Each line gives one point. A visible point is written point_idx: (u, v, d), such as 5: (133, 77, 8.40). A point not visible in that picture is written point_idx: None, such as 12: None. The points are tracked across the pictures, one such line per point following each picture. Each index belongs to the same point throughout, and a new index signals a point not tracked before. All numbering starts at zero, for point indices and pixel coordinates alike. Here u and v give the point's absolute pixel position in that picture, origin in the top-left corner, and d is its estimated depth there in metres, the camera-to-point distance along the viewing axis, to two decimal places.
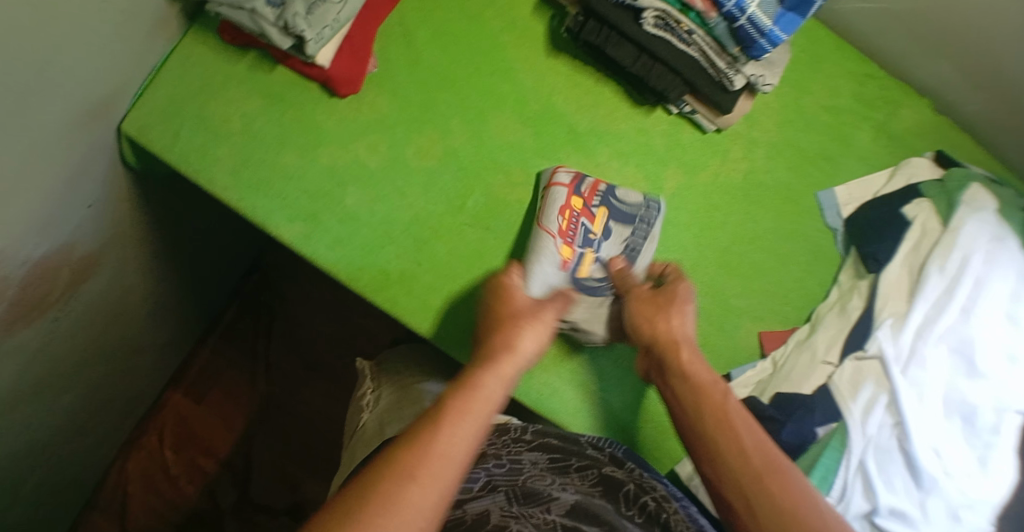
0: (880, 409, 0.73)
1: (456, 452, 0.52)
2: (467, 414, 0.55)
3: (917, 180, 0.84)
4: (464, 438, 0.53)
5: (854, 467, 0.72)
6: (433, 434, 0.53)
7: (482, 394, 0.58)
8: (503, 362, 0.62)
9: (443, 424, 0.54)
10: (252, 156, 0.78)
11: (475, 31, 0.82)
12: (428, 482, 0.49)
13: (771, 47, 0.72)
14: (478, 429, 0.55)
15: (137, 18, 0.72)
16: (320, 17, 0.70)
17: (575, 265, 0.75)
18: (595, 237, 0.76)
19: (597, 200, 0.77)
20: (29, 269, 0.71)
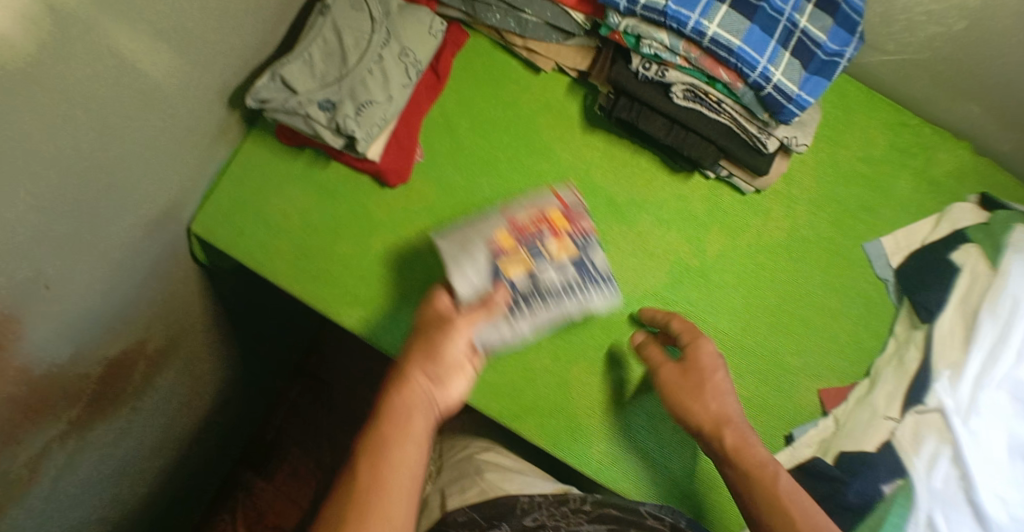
0: (944, 462, 0.72)
1: (395, 482, 0.60)
2: (393, 447, 0.61)
3: (963, 225, 0.84)
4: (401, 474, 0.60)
5: (923, 523, 0.71)
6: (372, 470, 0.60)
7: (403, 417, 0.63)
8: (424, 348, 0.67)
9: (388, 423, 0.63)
10: (310, 248, 0.83)
11: (512, 115, 0.86)
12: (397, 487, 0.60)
13: (800, 110, 0.74)
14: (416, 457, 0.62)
15: (201, 129, 0.78)
16: (369, 116, 0.75)
17: (500, 255, 0.78)
18: (546, 258, 0.79)
19: (562, 233, 0.80)
20: (106, 365, 0.77)
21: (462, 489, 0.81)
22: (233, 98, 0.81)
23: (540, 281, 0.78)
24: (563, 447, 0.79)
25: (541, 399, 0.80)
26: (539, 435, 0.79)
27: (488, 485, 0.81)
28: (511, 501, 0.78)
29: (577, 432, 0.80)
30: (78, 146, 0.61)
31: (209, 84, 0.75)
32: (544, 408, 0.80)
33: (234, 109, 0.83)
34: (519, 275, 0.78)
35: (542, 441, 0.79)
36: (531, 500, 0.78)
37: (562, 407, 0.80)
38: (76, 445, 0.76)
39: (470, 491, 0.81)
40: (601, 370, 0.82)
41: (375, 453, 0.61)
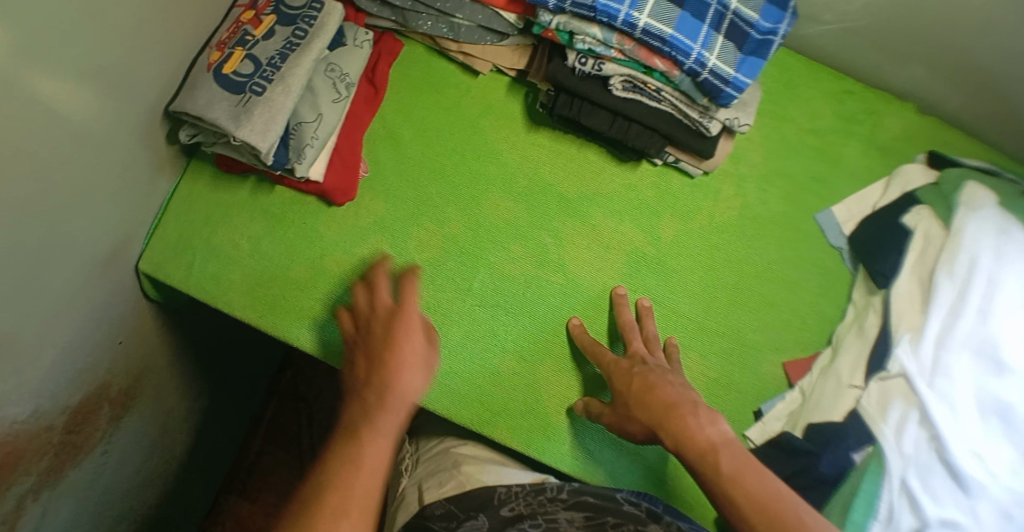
0: (913, 425, 0.73)
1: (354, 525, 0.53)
2: (349, 499, 0.55)
3: (913, 186, 0.85)
4: (359, 505, 0.55)
5: (896, 487, 0.71)
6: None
7: (372, 443, 0.59)
8: (402, 382, 0.65)
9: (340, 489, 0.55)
10: (263, 276, 0.81)
11: (455, 120, 0.85)
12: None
13: (739, 93, 0.73)
14: (374, 486, 0.57)
15: (139, 167, 0.77)
16: (299, 139, 0.75)
17: (219, 62, 0.74)
18: (253, 37, 0.76)
19: (268, 10, 0.77)
20: (70, 413, 0.77)
21: (439, 484, 0.80)
22: (170, 134, 0.80)
23: (253, 96, 0.73)
24: (537, 447, 0.79)
25: (514, 403, 0.80)
26: (512, 437, 0.79)
27: (465, 477, 0.80)
28: (488, 492, 0.76)
29: (554, 432, 0.80)
30: (11, 200, 0.60)
31: (141, 121, 0.74)
32: (519, 411, 0.80)
33: (172, 143, 0.81)
34: (250, 69, 0.74)
35: (516, 443, 0.79)
36: (508, 490, 0.76)
37: (532, 408, 0.80)
38: (51, 495, 0.77)
39: (447, 485, 0.79)
40: (570, 366, 0.81)
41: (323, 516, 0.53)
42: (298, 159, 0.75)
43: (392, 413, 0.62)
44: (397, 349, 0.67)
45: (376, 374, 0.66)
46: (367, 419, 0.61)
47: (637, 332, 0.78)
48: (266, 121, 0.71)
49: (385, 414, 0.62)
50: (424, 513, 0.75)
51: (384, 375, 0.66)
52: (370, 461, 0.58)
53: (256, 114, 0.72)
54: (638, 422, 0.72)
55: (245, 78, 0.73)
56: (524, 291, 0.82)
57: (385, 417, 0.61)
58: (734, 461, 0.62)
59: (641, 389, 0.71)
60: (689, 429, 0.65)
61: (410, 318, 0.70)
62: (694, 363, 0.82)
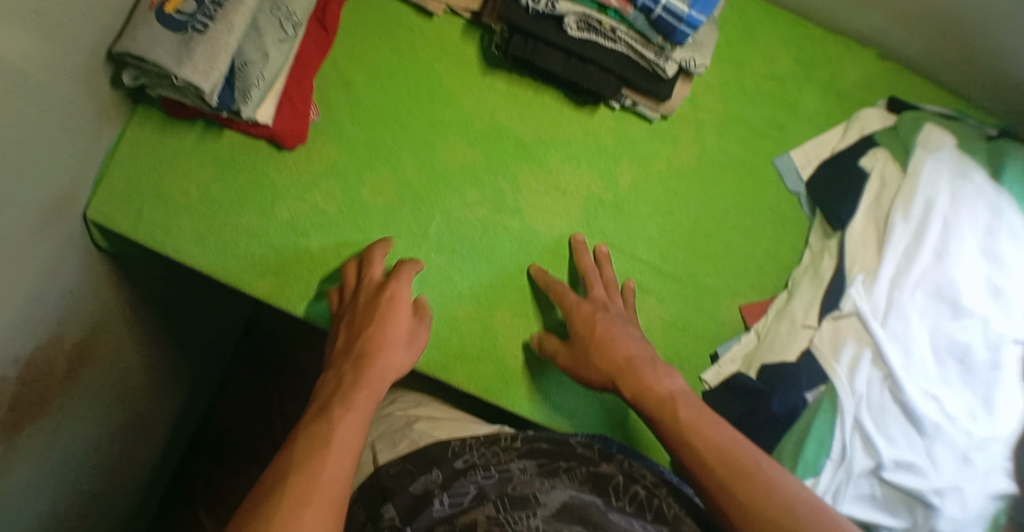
0: (866, 364, 0.73)
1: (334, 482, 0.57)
2: (327, 461, 0.58)
3: (870, 130, 0.85)
4: (328, 479, 0.57)
5: (850, 426, 0.72)
6: (296, 489, 0.55)
7: (344, 425, 0.62)
8: (384, 355, 0.70)
9: (320, 452, 0.59)
10: (214, 223, 0.80)
11: (410, 64, 0.83)
12: (330, 489, 0.56)
13: (693, 31, 0.73)
14: (343, 471, 0.58)
15: (83, 112, 0.74)
16: (244, 79, 0.72)
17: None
18: None
19: None
20: (22, 365, 0.75)
21: (393, 443, 0.77)
22: (114, 78, 0.77)
23: (195, 35, 0.70)
24: (496, 393, 0.79)
25: (470, 349, 0.79)
26: (470, 383, 0.79)
27: (418, 434, 0.77)
28: (442, 447, 0.74)
29: (511, 379, 0.80)
30: None
31: (82, 62, 0.71)
32: (475, 357, 0.79)
33: (116, 88, 0.78)
34: (192, 7, 0.71)
35: (474, 388, 0.79)
36: (462, 443, 0.75)
37: (488, 353, 0.80)
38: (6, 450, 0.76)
39: (401, 443, 0.76)
40: (526, 312, 0.81)
41: (302, 476, 0.56)
42: (244, 99, 0.72)
43: (371, 392, 0.67)
44: (377, 336, 0.71)
45: (356, 361, 0.69)
46: (344, 403, 0.65)
47: (598, 276, 0.79)
48: (207, 60, 0.69)
49: (364, 390, 0.67)
50: (378, 473, 0.72)
51: (363, 359, 0.69)
52: (348, 432, 0.62)
53: (197, 52, 0.69)
54: (597, 372, 0.72)
55: (186, 17, 0.71)
56: (480, 238, 0.81)
57: (359, 399, 0.65)
58: (692, 409, 0.66)
59: (601, 340, 0.72)
60: (648, 381, 0.69)
61: (396, 306, 0.73)
62: (651, 308, 0.82)
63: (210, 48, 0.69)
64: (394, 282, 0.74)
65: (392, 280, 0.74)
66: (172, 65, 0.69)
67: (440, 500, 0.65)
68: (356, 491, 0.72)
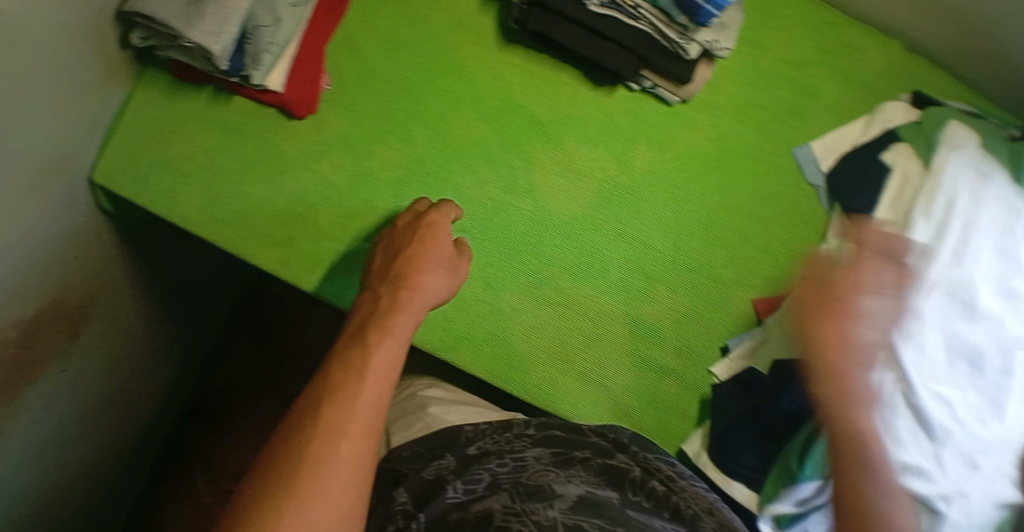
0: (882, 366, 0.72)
1: (373, 401, 0.55)
2: (365, 378, 0.56)
3: (893, 125, 0.82)
4: (367, 401, 0.55)
5: None
6: (335, 409, 0.53)
7: (381, 350, 0.58)
8: (420, 277, 0.66)
9: (357, 370, 0.57)
10: (219, 190, 0.78)
11: (423, 35, 0.81)
12: (369, 407, 0.55)
13: (718, 11, 0.70)
14: (382, 390, 0.57)
15: (89, 71, 0.73)
16: (255, 44, 0.70)
17: None
18: None
19: None
20: (25, 326, 0.74)
21: (407, 426, 0.79)
22: (122, 38, 0.75)
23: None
24: (501, 376, 0.78)
25: (477, 330, 0.78)
26: (476, 365, 0.77)
27: (432, 418, 0.78)
28: (455, 431, 0.76)
29: (515, 362, 0.78)
30: None
31: (89, 18, 0.69)
32: (480, 339, 0.78)
33: (124, 48, 0.76)
34: None
35: (480, 371, 0.77)
36: (476, 428, 0.76)
37: (494, 336, 0.78)
38: (6, 413, 0.75)
39: (415, 426, 0.78)
40: (533, 295, 0.79)
41: (338, 394, 0.55)
42: (256, 66, 0.71)
43: (410, 314, 0.63)
44: (419, 262, 0.67)
45: (395, 284, 0.65)
46: (380, 327, 0.61)
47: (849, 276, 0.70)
48: (216, 22, 0.67)
49: (401, 309, 0.63)
50: (391, 456, 0.74)
51: (401, 283, 0.65)
52: (388, 350, 0.59)
53: (206, 15, 0.67)
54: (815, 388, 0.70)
55: None
56: (490, 216, 0.79)
57: (398, 323, 0.61)
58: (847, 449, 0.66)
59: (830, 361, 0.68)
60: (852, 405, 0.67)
61: (435, 231, 0.71)
62: (661, 296, 0.81)
63: (218, 11, 0.67)
64: (434, 224, 0.72)
65: (431, 210, 0.73)
66: (181, 29, 0.67)
67: (454, 487, 0.66)
68: None
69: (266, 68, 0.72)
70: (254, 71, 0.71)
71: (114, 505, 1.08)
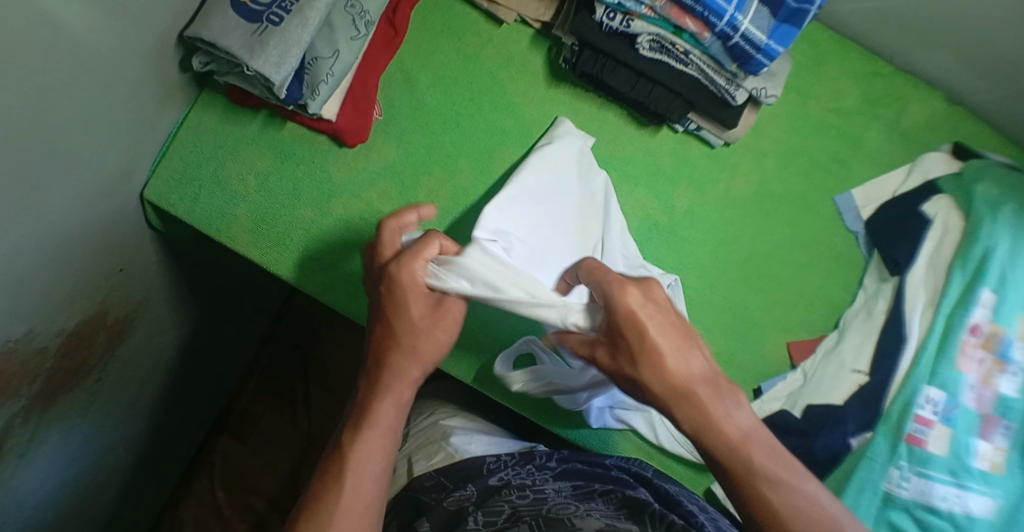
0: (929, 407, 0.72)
1: (356, 512, 0.55)
2: (347, 481, 0.56)
3: (933, 175, 0.83)
4: (346, 517, 0.54)
5: (906, 464, 0.72)
6: (314, 526, 0.54)
7: (365, 459, 0.57)
8: (404, 339, 0.61)
9: (339, 477, 0.56)
10: (268, 213, 0.80)
11: (474, 70, 0.83)
12: (352, 519, 0.55)
13: (769, 61, 0.71)
14: (363, 497, 0.56)
15: (149, 93, 0.75)
16: (314, 74, 0.72)
17: None
18: None
19: None
20: (65, 338, 0.76)
21: (429, 455, 0.79)
22: (182, 62, 0.78)
23: (268, 28, 0.70)
24: (532, 409, 0.80)
25: (514, 364, 0.80)
26: (509, 398, 0.80)
27: (453, 449, 0.79)
28: (478, 461, 0.76)
29: (549, 397, 0.80)
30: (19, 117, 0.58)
31: (151, 46, 0.71)
32: (516, 372, 0.80)
33: (184, 72, 0.79)
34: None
35: (512, 404, 0.80)
36: (498, 459, 0.76)
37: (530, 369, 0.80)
38: (40, 420, 0.77)
39: (437, 456, 0.78)
40: None
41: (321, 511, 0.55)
42: (312, 95, 0.72)
43: (393, 393, 0.60)
44: (401, 328, 0.61)
45: (379, 360, 0.62)
46: (373, 424, 0.59)
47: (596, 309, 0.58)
48: (280, 52, 0.69)
49: (385, 394, 0.60)
50: (413, 486, 0.74)
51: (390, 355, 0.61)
52: (371, 447, 0.58)
53: (270, 46, 0.69)
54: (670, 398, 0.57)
55: (262, 7, 0.70)
56: None
57: (381, 412, 0.59)
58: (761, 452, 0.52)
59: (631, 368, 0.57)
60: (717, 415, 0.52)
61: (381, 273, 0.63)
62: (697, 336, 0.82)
63: (284, 43, 0.69)
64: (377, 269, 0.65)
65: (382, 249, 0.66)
66: (245, 57, 0.69)
67: (475, 519, 0.65)
68: (393, 502, 0.74)
69: (322, 98, 0.73)
70: (309, 99, 0.72)
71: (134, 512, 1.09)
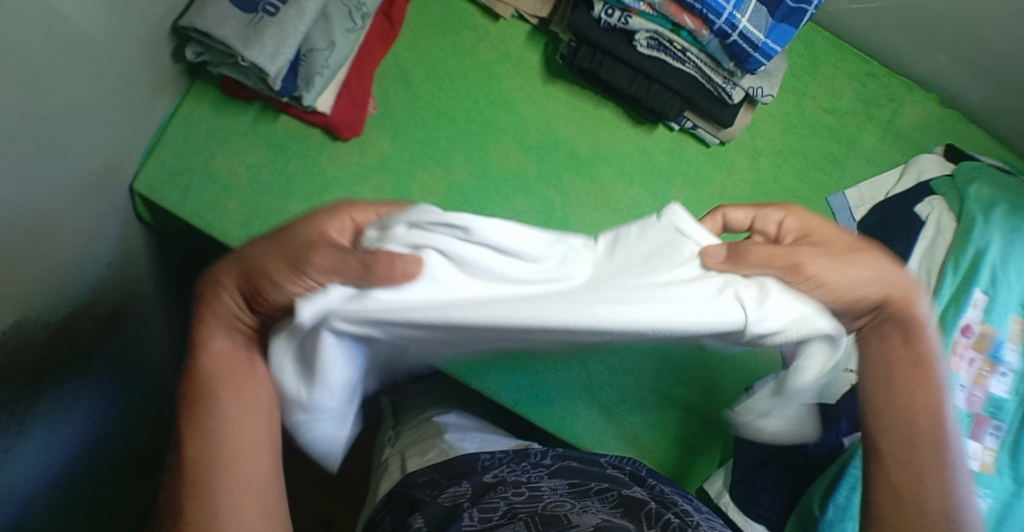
0: None
1: (245, 449, 0.50)
2: (223, 422, 0.50)
3: (927, 176, 0.83)
4: (237, 457, 0.49)
5: None
6: (208, 485, 0.48)
7: (235, 432, 0.50)
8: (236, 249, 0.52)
9: (210, 426, 0.50)
10: (260, 206, 0.79)
11: (470, 65, 0.83)
12: (246, 461, 0.50)
13: (766, 60, 0.71)
14: (255, 435, 0.50)
15: (141, 82, 0.74)
16: (309, 66, 0.71)
17: None
18: None
19: None
20: (53, 330, 0.74)
21: (423, 453, 0.77)
22: (175, 52, 0.77)
23: (264, 18, 0.69)
24: (525, 404, 0.79)
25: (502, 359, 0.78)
26: (502, 393, 0.78)
27: (447, 446, 0.77)
28: (472, 458, 0.74)
29: (543, 393, 0.79)
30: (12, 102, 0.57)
31: (146, 34, 0.70)
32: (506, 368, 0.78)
33: (177, 62, 0.78)
34: None
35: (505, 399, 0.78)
36: (492, 457, 0.75)
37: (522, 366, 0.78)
38: (28, 413, 0.75)
39: (430, 453, 0.76)
40: None
41: (209, 475, 0.49)
42: (305, 88, 0.72)
43: (242, 301, 0.51)
44: (214, 273, 0.51)
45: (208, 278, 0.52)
46: (229, 385, 0.51)
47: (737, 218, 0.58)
48: (276, 43, 0.68)
49: (229, 313, 0.51)
50: (406, 482, 0.71)
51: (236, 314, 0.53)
52: (239, 379, 0.51)
53: (267, 37, 0.68)
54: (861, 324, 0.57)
55: None
56: None
57: (239, 336, 0.51)
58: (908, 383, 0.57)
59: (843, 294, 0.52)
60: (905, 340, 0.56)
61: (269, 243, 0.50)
62: None
63: (280, 34, 0.68)
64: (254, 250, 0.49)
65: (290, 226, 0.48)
66: (239, 45, 0.68)
67: (470, 515, 0.62)
68: (385, 500, 0.71)
69: (316, 90, 0.72)
70: (305, 90, 0.72)
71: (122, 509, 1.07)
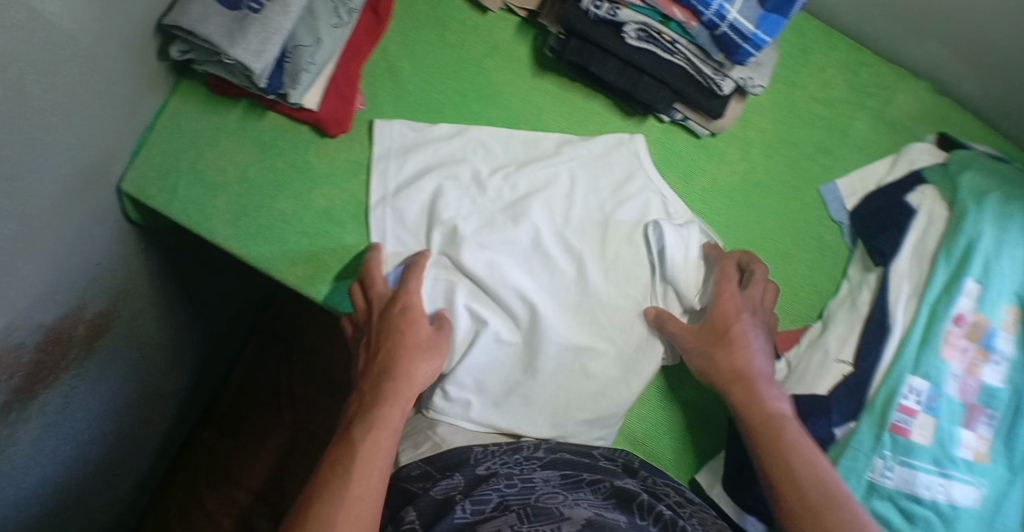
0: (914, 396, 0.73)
1: (376, 489, 0.58)
2: (369, 462, 0.59)
3: (920, 165, 0.83)
4: (366, 489, 0.57)
5: (890, 455, 0.72)
6: (343, 489, 0.57)
7: (365, 483, 0.58)
8: (401, 390, 0.65)
9: (360, 456, 0.60)
10: (249, 204, 0.79)
11: (459, 60, 0.82)
12: (372, 497, 0.57)
13: (757, 51, 0.70)
14: (378, 477, 0.59)
15: (126, 81, 0.73)
16: (295, 63, 0.70)
17: None
18: None
19: None
20: (43, 333, 0.74)
21: (415, 446, 0.74)
22: (161, 49, 0.76)
23: (247, 14, 0.68)
24: None
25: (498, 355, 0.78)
26: None
27: (441, 438, 0.74)
28: (463, 452, 0.72)
29: None
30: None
31: (131, 32, 0.70)
32: None
33: (163, 59, 0.77)
34: None
35: None
36: (484, 450, 0.72)
37: None
38: (20, 416, 0.75)
39: (423, 447, 0.74)
40: None
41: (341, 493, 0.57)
42: (292, 84, 0.71)
43: (396, 406, 0.64)
44: (395, 342, 0.68)
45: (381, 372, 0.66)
46: (373, 437, 0.61)
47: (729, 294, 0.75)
48: (260, 41, 0.67)
49: (406, 380, 0.66)
50: (400, 475, 0.70)
51: (385, 375, 0.66)
52: (392, 420, 0.63)
53: (250, 33, 0.67)
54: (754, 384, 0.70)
55: None
56: None
57: (389, 415, 0.63)
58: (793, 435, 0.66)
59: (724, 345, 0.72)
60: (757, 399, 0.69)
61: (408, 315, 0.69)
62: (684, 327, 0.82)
63: (264, 30, 0.68)
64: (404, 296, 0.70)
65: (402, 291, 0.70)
66: (224, 43, 0.67)
67: (462, 507, 0.61)
68: None
69: (303, 87, 0.71)
70: (292, 88, 0.71)
71: (124, 507, 1.09)
